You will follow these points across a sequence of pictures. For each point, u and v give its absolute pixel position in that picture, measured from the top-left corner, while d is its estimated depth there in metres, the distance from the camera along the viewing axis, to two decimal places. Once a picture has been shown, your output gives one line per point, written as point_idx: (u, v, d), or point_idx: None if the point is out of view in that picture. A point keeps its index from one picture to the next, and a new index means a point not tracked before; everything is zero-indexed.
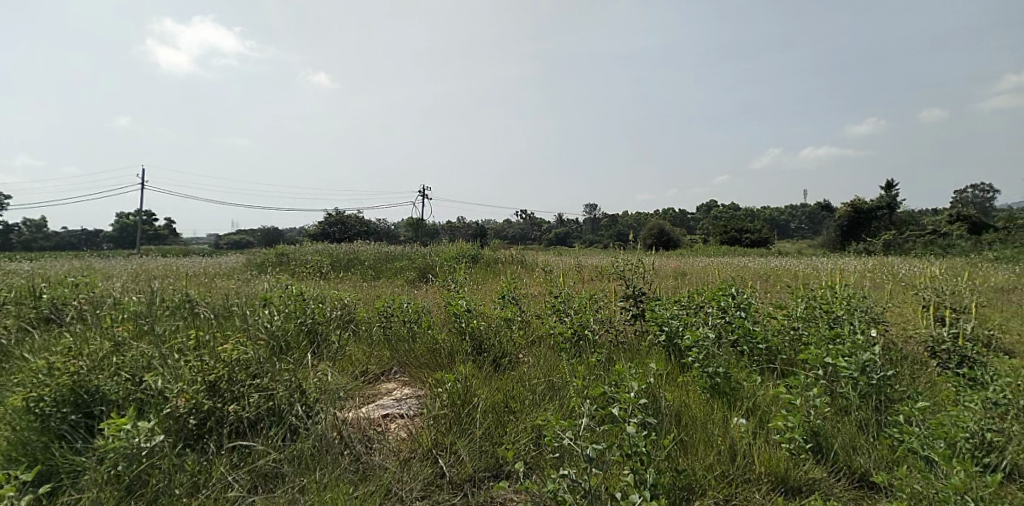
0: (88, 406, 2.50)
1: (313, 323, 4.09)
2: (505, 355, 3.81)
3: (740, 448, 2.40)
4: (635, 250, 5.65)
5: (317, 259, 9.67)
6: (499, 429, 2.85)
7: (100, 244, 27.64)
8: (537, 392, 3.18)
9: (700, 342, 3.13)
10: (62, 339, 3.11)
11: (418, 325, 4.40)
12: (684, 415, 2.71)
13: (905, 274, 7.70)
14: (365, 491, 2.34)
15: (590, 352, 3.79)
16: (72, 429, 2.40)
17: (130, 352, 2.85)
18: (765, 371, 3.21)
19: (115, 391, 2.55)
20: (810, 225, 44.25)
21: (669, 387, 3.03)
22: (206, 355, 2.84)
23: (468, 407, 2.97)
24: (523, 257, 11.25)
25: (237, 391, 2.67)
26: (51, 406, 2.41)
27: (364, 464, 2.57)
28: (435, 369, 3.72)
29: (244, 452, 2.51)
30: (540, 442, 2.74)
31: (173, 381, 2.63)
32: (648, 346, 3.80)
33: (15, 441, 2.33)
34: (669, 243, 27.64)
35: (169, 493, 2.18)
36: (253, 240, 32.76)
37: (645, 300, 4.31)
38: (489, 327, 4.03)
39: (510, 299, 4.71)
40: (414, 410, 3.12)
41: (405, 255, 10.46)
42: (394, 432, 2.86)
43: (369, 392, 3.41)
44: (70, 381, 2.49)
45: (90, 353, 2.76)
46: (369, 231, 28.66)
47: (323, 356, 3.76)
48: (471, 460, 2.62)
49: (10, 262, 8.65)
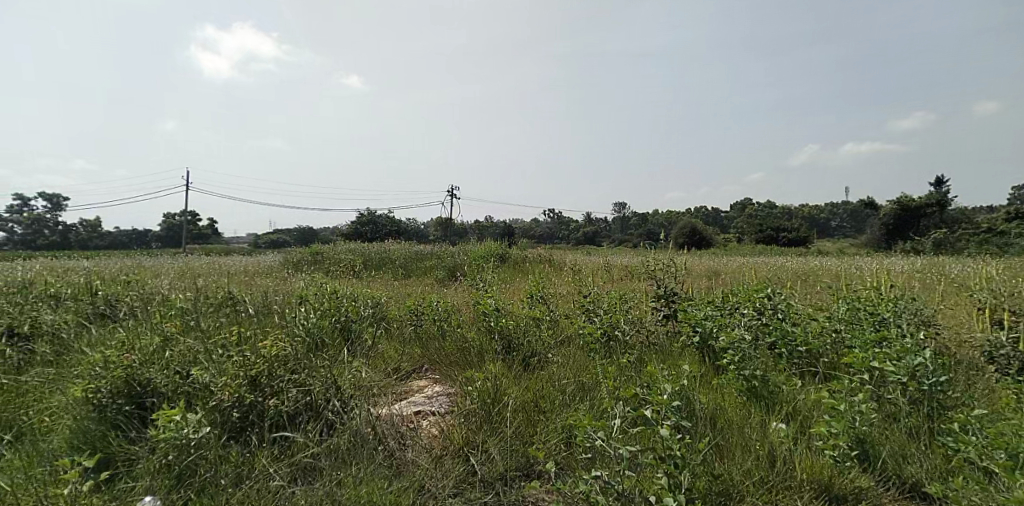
0: (140, 398, 2.63)
1: (347, 320, 4.18)
2: (534, 354, 3.81)
3: (780, 454, 2.35)
4: (666, 250, 5.56)
5: (350, 257, 9.89)
6: (530, 428, 2.86)
7: (148, 243, 28.97)
8: (567, 392, 3.17)
9: (736, 343, 3.06)
10: (116, 334, 3.28)
11: (448, 324, 4.45)
12: (720, 418, 2.65)
13: (959, 275, 7.29)
14: (399, 486, 2.38)
15: (621, 352, 3.75)
16: (126, 419, 2.53)
17: (178, 347, 2.98)
18: (805, 374, 3.11)
19: (165, 384, 2.66)
20: (852, 223, 42.53)
21: (703, 390, 2.98)
22: (247, 351, 2.95)
23: (499, 406, 2.98)
24: (552, 256, 11.23)
25: (277, 386, 2.77)
26: (107, 398, 2.55)
27: (397, 460, 2.61)
28: (465, 367, 3.75)
29: (285, 445, 2.59)
30: (571, 443, 2.73)
31: (218, 375, 2.73)
32: (681, 347, 3.73)
33: (76, 429, 2.48)
34: (701, 242, 27.06)
35: (215, 483, 2.27)
36: (289, 239, 33.72)
37: (677, 301, 4.24)
38: (519, 326, 4.03)
39: (539, 298, 4.71)
40: (445, 407, 3.15)
41: (435, 254, 10.58)
42: (426, 429, 2.90)
43: (401, 389, 3.46)
44: (124, 374, 2.63)
45: (141, 347, 2.89)
46: (400, 230, 29.13)
47: (356, 353, 3.84)
48: (502, 458, 2.63)
49: (66, 261, 9.13)
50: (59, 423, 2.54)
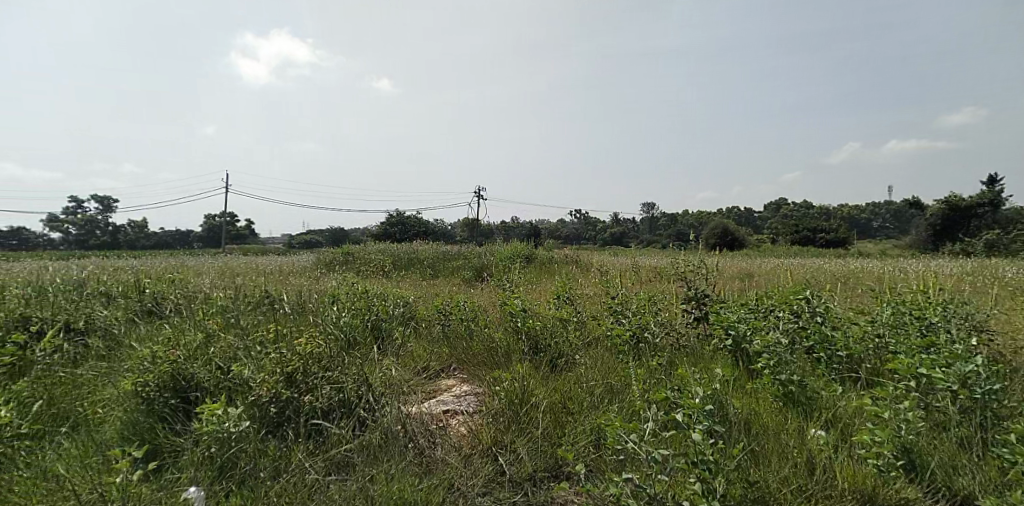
0: (185, 392, 2.74)
1: (377, 320, 4.26)
2: (561, 356, 3.79)
3: (820, 462, 2.28)
4: (697, 251, 5.46)
5: (380, 258, 10.06)
6: (558, 430, 2.86)
7: (189, 243, 30.16)
8: (596, 394, 3.15)
9: (771, 347, 2.98)
10: (163, 330, 3.43)
11: (476, 324, 4.48)
12: (754, 423, 2.59)
13: (1013, 278, 6.91)
14: (429, 484, 2.41)
15: (650, 355, 3.70)
16: (172, 412, 2.64)
17: (219, 343, 3.09)
18: (846, 380, 3.00)
19: (208, 379, 2.77)
20: (894, 224, 40.83)
21: (737, 394, 2.91)
22: (284, 348, 3.04)
23: (526, 406, 2.98)
24: (579, 257, 11.18)
25: (311, 383, 2.84)
26: (154, 391, 2.67)
27: (427, 458, 2.64)
28: (492, 367, 3.76)
29: (320, 441, 2.65)
30: (600, 445, 2.71)
31: (256, 371, 2.82)
32: (712, 350, 3.66)
33: (126, 421, 2.60)
34: (734, 243, 26.43)
35: (254, 475, 2.35)
36: (322, 240, 34.54)
37: (708, 303, 4.15)
38: (546, 328, 4.03)
39: (566, 299, 4.70)
40: (473, 406, 3.18)
41: (462, 254, 10.66)
42: (455, 428, 2.93)
43: (430, 387, 3.50)
44: (170, 368, 2.75)
45: (185, 343, 3.01)
46: (428, 231, 29.45)
47: (386, 351, 3.90)
48: (530, 459, 2.64)
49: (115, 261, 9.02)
50: (110, 415, 2.67)
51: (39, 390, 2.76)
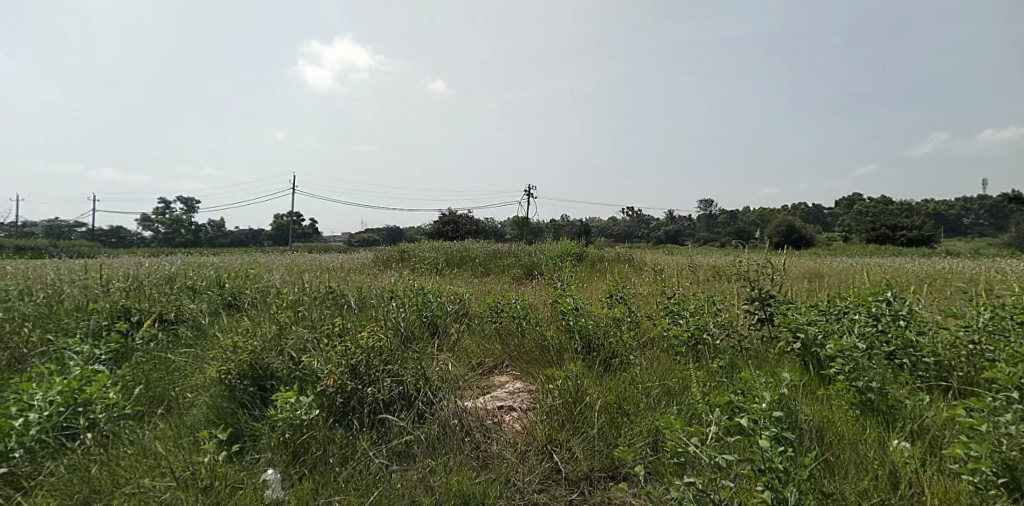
0: (262, 380, 2.93)
1: (433, 316, 4.37)
2: (615, 356, 3.73)
3: (904, 476, 2.15)
4: (759, 249, 5.21)
5: (434, 255, 10.31)
6: (614, 429, 2.82)
7: (259, 241, 32.07)
8: (652, 395, 3.08)
9: (846, 351, 2.81)
10: (241, 322, 3.67)
11: (528, 321, 4.51)
12: (828, 432, 2.46)
13: None
14: (486, 478, 2.45)
15: (709, 357, 3.58)
16: (251, 399, 2.83)
17: (292, 335, 3.28)
18: (934, 389, 2.77)
19: (282, 369, 2.94)
20: (986, 220, 37.23)
21: (807, 400, 2.77)
22: (349, 341, 3.18)
23: (581, 405, 2.96)
24: (632, 256, 10.94)
25: (373, 376, 2.95)
26: (236, 379, 2.87)
27: (483, 453, 2.69)
28: (545, 365, 3.76)
29: (383, 431, 2.75)
30: (658, 447, 2.66)
31: (325, 363, 2.97)
32: (778, 353, 3.49)
33: (212, 405, 2.81)
34: (800, 241, 25.00)
35: (325, 461, 2.48)
36: (379, 239, 35.77)
37: (773, 304, 3.96)
38: (599, 327, 4.00)
39: (620, 299, 4.63)
40: (527, 403, 3.19)
41: (513, 252, 10.73)
42: (509, 424, 2.95)
43: (484, 383, 3.55)
44: (249, 357, 2.94)
45: (262, 334, 3.22)
46: (480, 230, 29.85)
47: (441, 347, 3.99)
48: (586, 458, 2.63)
49: (143, 259, 7.86)
50: (198, 398, 2.89)
51: (139, 375, 3.03)
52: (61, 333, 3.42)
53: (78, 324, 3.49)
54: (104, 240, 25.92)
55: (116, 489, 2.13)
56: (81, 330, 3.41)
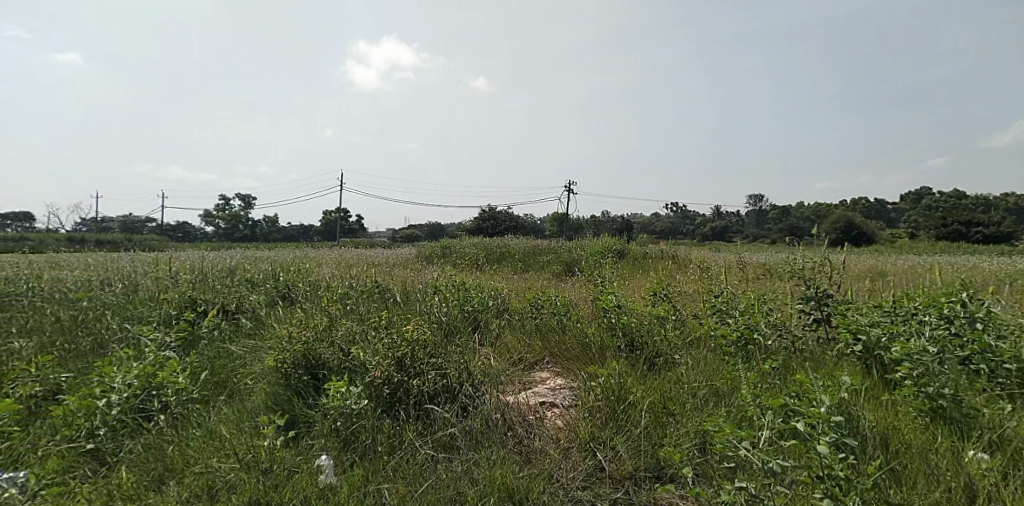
0: (315, 369, 3.04)
1: (475, 312, 4.41)
2: (659, 355, 3.65)
3: (982, 490, 1.99)
4: (815, 246, 4.97)
5: (474, 251, 10.41)
6: (660, 429, 2.77)
7: (308, 237, 33.30)
8: (699, 396, 3.00)
9: (915, 355, 2.63)
10: (295, 314, 3.83)
11: (569, 318, 4.48)
12: (893, 439, 2.32)
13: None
14: (529, 473, 2.45)
15: (760, 358, 3.45)
16: (305, 387, 2.95)
17: (342, 327, 3.39)
18: (1017, 398, 2.55)
19: (333, 359, 3.05)
20: None
21: (869, 406, 2.62)
22: (395, 333, 3.25)
23: (624, 403, 2.91)
24: (677, 253, 10.63)
25: (418, 368, 3.00)
26: (291, 367, 3.00)
27: (526, 448, 2.69)
28: (587, 362, 3.72)
29: (428, 423, 2.80)
30: (706, 449, 2.59)
31: (372, 355, 3.06)
32: (836, 356, 3.32)
33: (269, 392, 2.94)
34: (858, 238, 23.67)
35: (374, 449, 2.55)
36: (421, 235, 36.44)
37: (830, 304, 3.76)
38: (642, 325, 3.92)
39: (664, 297, 4.54)
40: (568, 400, 3.17)
41: (554, 249, 10.69)
42: (551, 420, 2.93)
43: (526, 378, 3.55)
44: (302, 348, 3.06)
45: (314, 326, 3.34)
46: (519, 226, 29.93)
47: (483, 342, 4.02)
48: (631, 458, 2.59)
49: (204, 253, 8.32)
50: (256, 385, 3.04)
51: (205, 362, 3.22)
52: (137, 321, 3.67)
53: (151, 313, 3.73)
54: (170, 234, 27.67)
55: (187, 468, 2.27)
56: (154, 318, 3.65)
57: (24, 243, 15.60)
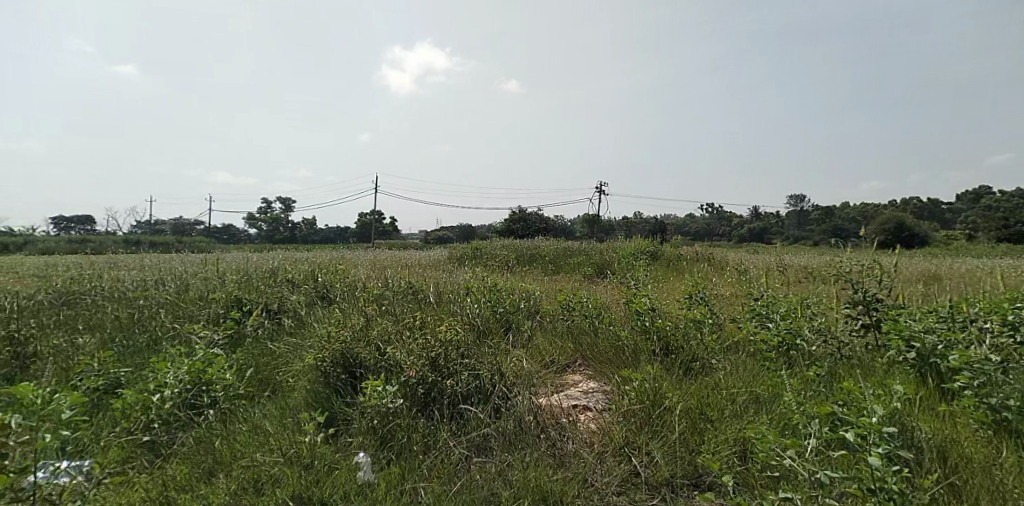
0: (353, 368, 3.10)
1: (507, 313, 4.41)
2: (695, 359, 3.55)
3: None
4: (862, 248, 4.75)
5: (505, 253, 10.43)
6: (698, 435, 2.70)
7: (343, 238, 34.10)
8: (738, 402, 2.91)
9: (976, 364, 2.48)
10: (333, 314, 3.92)
11: (601, 321, 4.43)
12: (951, 452, 2.19)
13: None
14: (563, 476, 2.43)
15: (804, 364, 3.32)
16: (343, 385, 3.01)
17: (378, 327, 3.45)
18: None
19: (369, 358, 3.10)
20: None
21: (924, 416, 2.48)
22: (429, 333, 3.29)
23: (660, 408, 2.85)
24: (714, 255, 10.37)
25: (452, 369, 3.01)
26: (329, 366, 3.08)
27: (560, 451, 2.66)
28: (620, 366, 3.66)
29: (462, 423, 2.81)
30: (747, 457, 2.51)
31: (407, 355, 3.10)
32: (886, 364, 3.16)
33: (309, 389, 3.02)
34: (907, 240, 22.55)
35: (409, 448, 2.58)
36: (453, 237, 36.79)
37: (880, 309, 3.58)
38: (677, 329, 3.84)
39: (700, 300, 4.44)
40: (602, 404, 3.13)
41: (585, 250, 10.60)
42: (584, 424, 2.90)
43: (558, 381, 3.52)
44: (340, 347, 3.13)
45: (351, 325, 3.41)
46: (549, 228, 29.84)
47: (514, 344, 4.02)
48: (667, 464, 2.53)
49: (246, 254, 8.63)
50: (296, 383, 3.12)
51: (250, 360, 3.33)
52: (188, 320, 3.84)
53: (200, 312, 3.90)
54: (214, 236, 28.83)
55: (234, 461, 2.35)
56: (203, 317, 3.81)
57: (83, 245, 16.54)
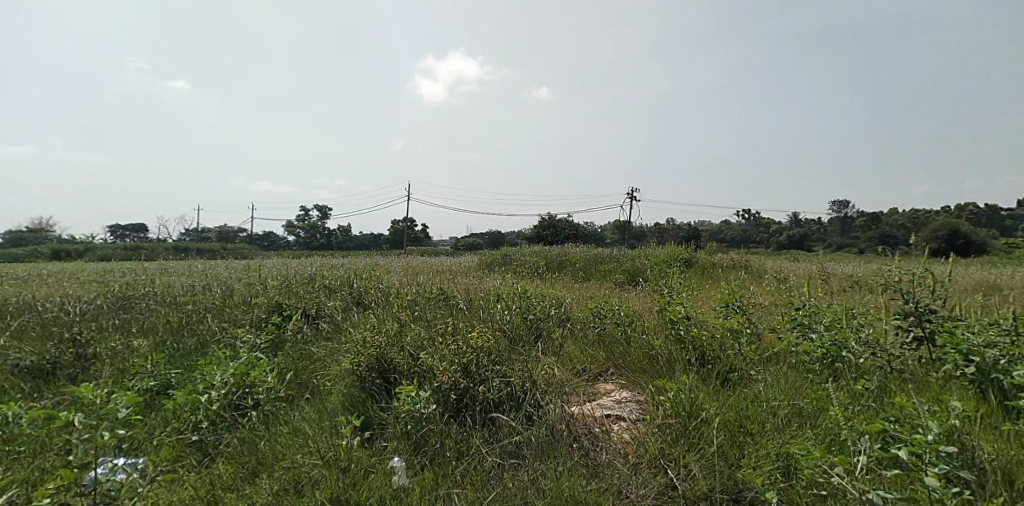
0: (387, 373, 3.14)
1: (538, 320, 4.39)
2: (733, 370, 3.45)
3: None
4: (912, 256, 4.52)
5: (535, 259, 10.41)
6: (739, 449, 2.61)
7: (376, 245, 34.76)
8: (780, 415, 2.80)
9: None
10: (368, 319, 3.99)
11: (634, 329, 4.35)
12: (1018, 475, 2.05)
13: None
14: (597, 487, 2.39)
15: (850, 378, 3.17)
16: (378, 390, 3.05)
17: (411, 332, 3.48)
18: None
19: (403, 363, 3.14)
20: None
21: (985, 435, 2.33)
22: (461, 340, 3.30)
23: (697, 420, 2.76)
24: (750, 262, 10.07)
25: (484, 375, 3.01)
26: (364, 370, 3.12)
27: (593, 461, 2.62)
28: (654, 375, 3.57)
29: (494, 430, 2.79)
30: (791, 473, 2.42)
31: (439, 360, 3.11)
32: (942, 379, 2.99)
33: (346, 393, 3.07)
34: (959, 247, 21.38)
35: (442, 454, 2.59)
36: (482, 243, 37.00)
37: (933, 320, 3.38)
38: (713, 339, 3.73)
39: (737, 308, 4.31)
40: (636, 414, 3.07)
41: (616, 257, 10.47)
42: (617, 433, 2.84)
43: (590, 390, 3.47)
44: (375, 352, 3.17)
45: (386, 331, 3.46)
46: (580, 234, 29.64)
47: (545, 351, 3.99)
48: (706, 478, 2.46)
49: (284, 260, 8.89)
50: (333, 387, 3.18)
51: (289, 364, 3.42)
52: (232, 324, 3.97)
53: (243, 317, 4.03)
54: (255, 242, 29.86)
55: (276, 462, 2.41)
56: (246, 321, 3.94)
57: (136, 252, 17.43)
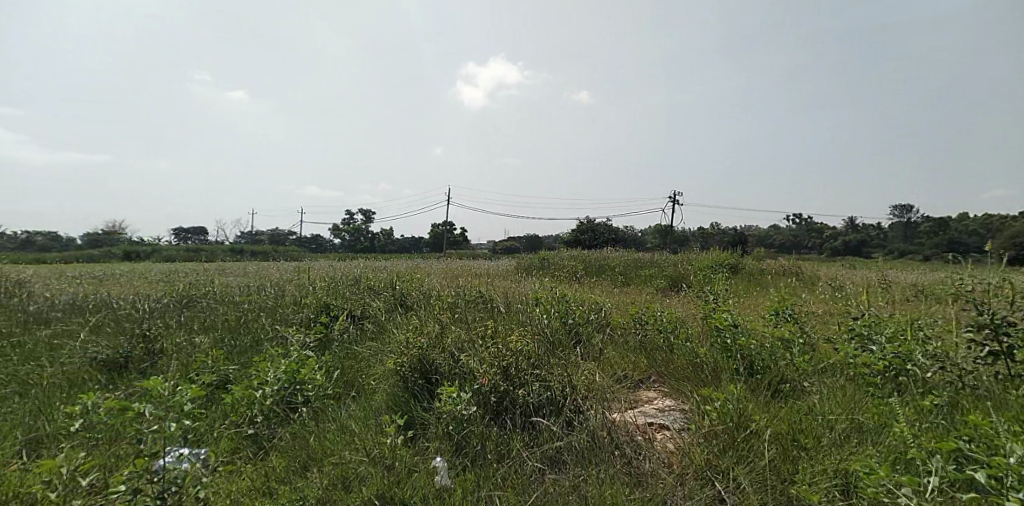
0: (429, 373, 3.17)
1: (578, 325, 4.33)
2: (785, 381, 3.29)
3: None
4: (984, 264, 4.18)
5: (574, 264, 10.30)
6: (793, 463, 2.48)
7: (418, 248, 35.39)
8: (837, 429, 2.65)
9: None
10: (410, 320, 4.05)
11: (677, 336, 4.23)
12: None
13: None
14: (641, 496, 2.32)
15: (916, 392, 2.97)
16: (420, 390, 3.08)
17: (452, 334, 3.50)
18: None
19: (445, 364, 3.16)
20: None
21: None
22: (501, 343, 3.29)
23: (746, 431, 2.63)
24: (801, 269, 9.62)
25: (524, 379, 2.99)
26: (407, 370, 3.16)
27: (636, 470, 2.55)
28: (700, 384, 3.45)
29: (535, 434, 2.77)
30: (851, 492, 2.28)
31: (480, 363, 3.12)
32: (1022, 397, 2.75)
33: (389, 393, 3.12)
34: None
35: (483, 456, 2.59)
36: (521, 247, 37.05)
37: (1012, 333, 3.09)
38: (763, 348, 3.58)
39: (787, 317, 4.12)
40: (680, 423, 2.97)
41: (658, 262, 10.23)
42: (661, 442, 2.76)
43: (632, 397, 3.39)
44: (417, 352, 3.21)
45: (428, 332, 3.50)
46: (620, 239, 29.21)
47: (586, 356, 3.93)
48: (757, 492, 2.35)
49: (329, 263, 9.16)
50: (376, 387, 3.24)
51: (336, 362, 3.50)
52: (283, 323, 4.12)
53: (294, 316, 4.17)
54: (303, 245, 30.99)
55: (325, 457, 2.47)
56: (297, 320, 4.07)
57: (196, 253, 18.42)
